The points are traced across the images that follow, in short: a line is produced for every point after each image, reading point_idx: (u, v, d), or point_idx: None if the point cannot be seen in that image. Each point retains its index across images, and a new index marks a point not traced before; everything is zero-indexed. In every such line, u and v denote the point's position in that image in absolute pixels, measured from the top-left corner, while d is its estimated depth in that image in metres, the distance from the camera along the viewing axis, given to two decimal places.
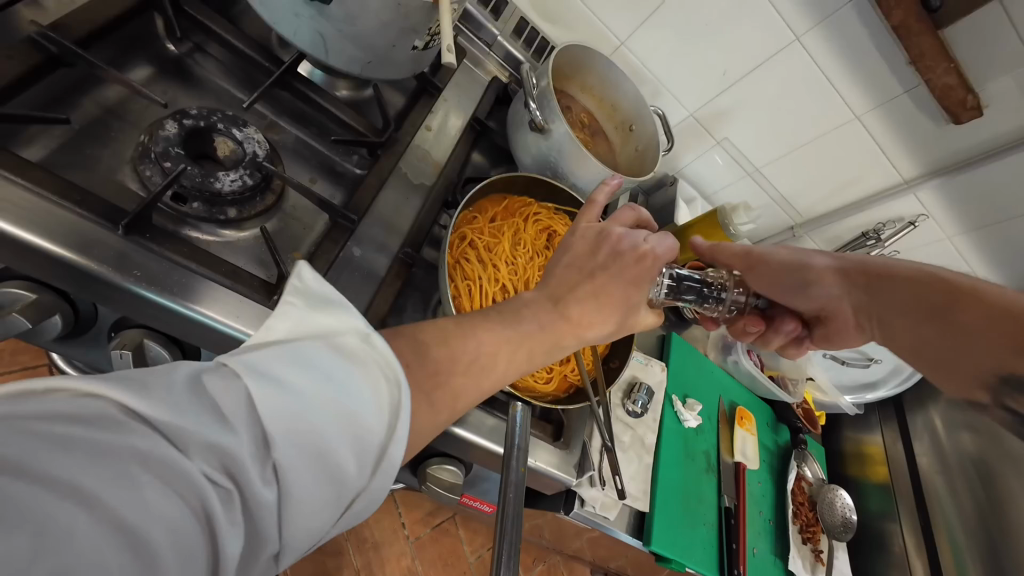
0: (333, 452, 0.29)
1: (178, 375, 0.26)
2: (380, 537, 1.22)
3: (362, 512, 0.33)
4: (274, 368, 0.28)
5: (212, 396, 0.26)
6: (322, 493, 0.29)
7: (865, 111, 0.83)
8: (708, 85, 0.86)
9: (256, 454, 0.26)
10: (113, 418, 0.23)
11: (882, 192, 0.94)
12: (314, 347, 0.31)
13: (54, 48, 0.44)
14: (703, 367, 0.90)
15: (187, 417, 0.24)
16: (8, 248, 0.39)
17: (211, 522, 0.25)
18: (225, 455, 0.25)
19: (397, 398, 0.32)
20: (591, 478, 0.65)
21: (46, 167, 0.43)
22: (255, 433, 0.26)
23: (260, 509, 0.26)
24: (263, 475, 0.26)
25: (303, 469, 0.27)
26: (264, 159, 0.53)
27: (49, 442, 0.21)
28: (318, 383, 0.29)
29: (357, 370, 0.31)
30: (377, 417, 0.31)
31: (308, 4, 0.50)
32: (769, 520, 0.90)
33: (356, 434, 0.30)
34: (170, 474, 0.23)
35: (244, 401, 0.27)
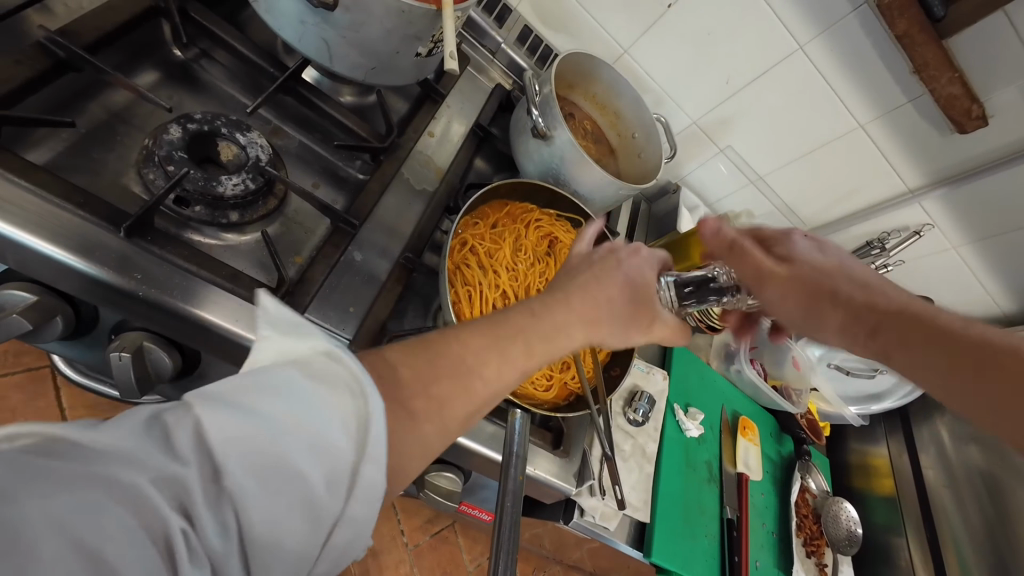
0: (297, 485, 0.26)
1: (139, 412, 0.25)
2: (378, 544, 1.22)
3: (351, 545, 0.30)
4: (235, 397, 0.27)
5: (167, 431, 0.25)
6: (292, 529, 0.26)
7: (869, 120, 0.83)
8: (711, 93, 0.86)
9: (211, 489, 0.25)
10: (67, 450, 0.23)
11: (887, 201, 0.94)
12: (281, 371, 0.29)
13: (62, 52, 0.45)
14: (705, 376, 0.89)
15: (140, 447, 0.24)
16: (11, 250, 0.39)
17: (170, 558, 0.24)
18: (177, 486, 0.24)
19: (370, 423, 0.29)
20: (591, 487, 0.64)
21: (50, 170, 0.44)
22: (209, 466, 0.25)
23: (223, 547, 0.25)
24: (223, 512, 0.25)
25: (265, 505, 0.26)
26: (267, 163, 0.53)
27: (18, 473, 0.21)
28: (281, 412, 0.27)
29: (325, 393, 0.29)
30: (346, 445, 0.28)
31: (314, 11, 0.50)
32: (773, 532, 0.88)
33: (325, 462, 0.28)
34: (131, 498, 0.23)
35: (195, 434, 0.25)
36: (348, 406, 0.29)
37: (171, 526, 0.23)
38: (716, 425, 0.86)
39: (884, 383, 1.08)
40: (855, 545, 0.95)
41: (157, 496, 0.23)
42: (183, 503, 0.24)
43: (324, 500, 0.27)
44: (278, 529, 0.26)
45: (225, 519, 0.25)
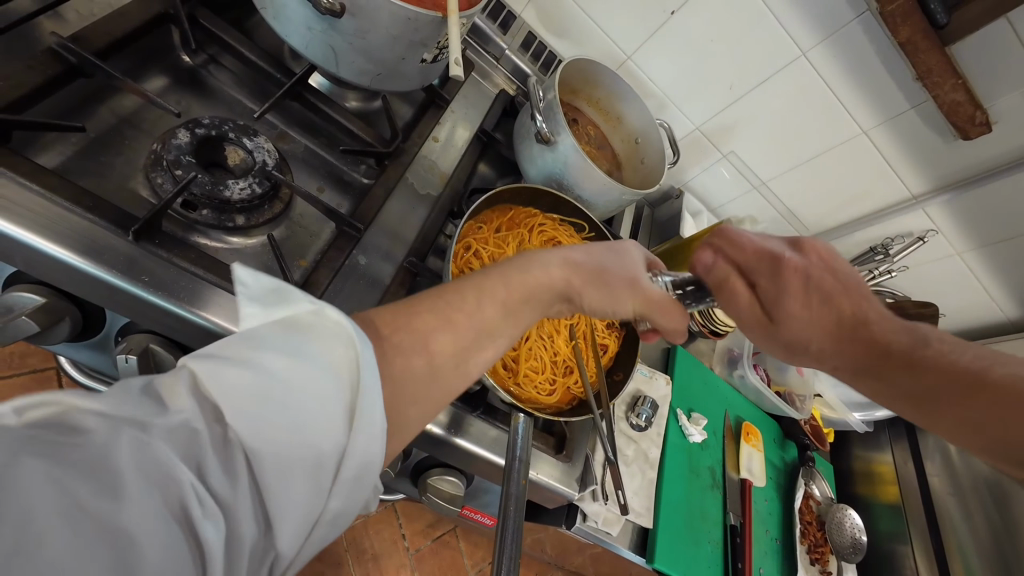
0: (308, 438, 0.26)
1: (131, 381, 0.24)
2: (379, 549, 1.21)
3: (355, 505, 0.30)
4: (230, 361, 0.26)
5: (161, 396, 0.24)
6: (304, 480, 0.26)
7: (872, 126, 0.83)
8: (714, 99, 0.86)
9: (218, 445, 0.24)
10: (71, 423, 0.21)
11: (891, 207, 0.94)
12: (278, 334, 0.28)
13: (72, 57, 0.45)
14: (708, 381, 0.89)
15: (133, 411, 0.23)
16: (21, 252, 0.40)
17: (185, 519, 0.23)
18: (188, 443, 0.23)
19: (363, 369, 0.29)
20: (593, 493, 0.64)
21: (61, 174, 0.44)
22: (215, 428, 0.24)
23: (234, 510, 0.24)
24: (232, 472, 0.24)
25: (276, 459, 0.25)
26: (273, 167, 0.54)
27: (23, 452, 0.19)
28: (284, 374, 0.27)
29: (325, 356, 0.28)
30: (343, 395, 0.28)
31: (321, 18, 0.51)
32: (776, 539, 0.88)
33: (330, 420, 0.27)
34: (144, 467, 0.22)
35: (196, 397, 0.24)
36: (340, 354, 0.29)
37: (185, 486, 0.23)
38: (720, 430, 0.86)
39: None
40: (859, 553, 0.95)
41: (170, 454, 0.22)
42: (191, 463, 0.23)
43: (332, 453, 0.27)
44: (291, 485, 0.26)
45: (235, 472, 0.24)
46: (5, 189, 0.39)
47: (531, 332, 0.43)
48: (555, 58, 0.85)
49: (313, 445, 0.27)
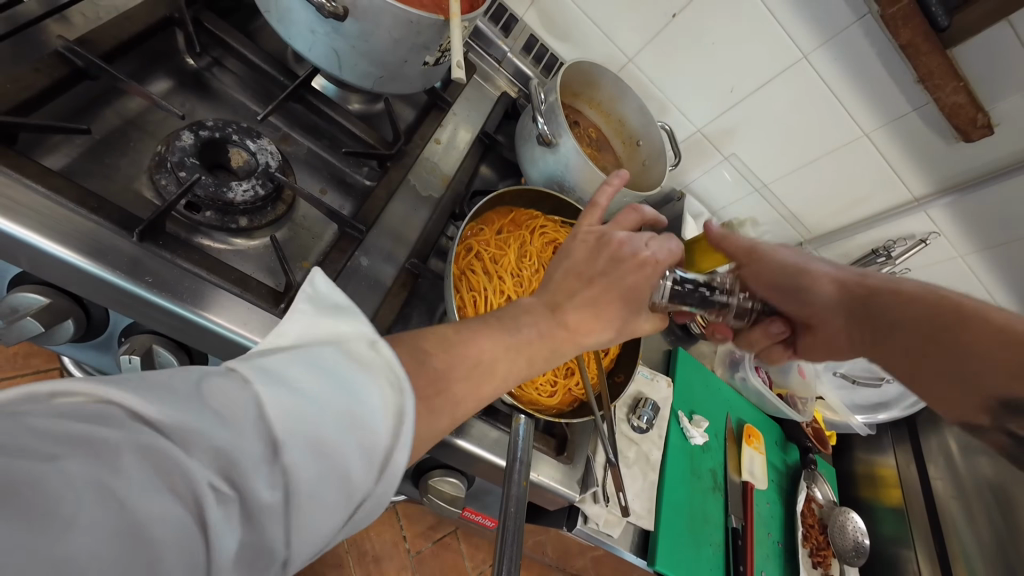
0: (337, 456, 0.27)
1: (189, 377, 0.25)
2: (380, 551, 1.21)
3: (365, 518, 0.31)
4: (281, 370, 0.28)
5: (216, 400, 0.25)
6: (327, 499, 0.27)
7: (873, 129, 0.83)
8: (715, 101, 0.87)
9: (262, 455, 0.25)
10: (119, 421, 0.22)
11: (892, 209, 0.94)
12: (327, 355, 0.30)
13: (78, 61, 0.46)
14: (709, 383, 0.88)
15: (194, 417, 0.23)
16: (26, 253, 0.40)
17: (207, 527, 0.23)
18: (227, 446, 0.24)
19: (405, 408, 0.31)
20: (594, 495, 0.64)
21: (66, 175, 0.45)
22: (264, 434, 0.25)
23: (263, 514, 0.25)
24: (271, 478, 0.25)
25: (312, 475, 0.26)
26: (276, 169, 0.54)
27: (66, 440, 0.20)
28: (329, 391, 0.28)
29: (367, 376, 0.30)
30: (385, 427, 0.30)
31: (324, 21, 0.51)
32: (778, 542, 0.87)
33: (365, 443, 0.29)
34: (175, 473, 0.22)
35: (255, 407, 0.26)
36: (387, 394, 0.31)
37: (212, 490, 0.23)
38: (721, 432, 0.86)
39: (891, 393, 1.07)
40: (862, 556, 0.94)
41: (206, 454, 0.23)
42: (229, 470, 0.24)
43: (361, 475, 0.28)
44: (318, 499, 0.27)
45: (275, 481, 0.25)
46: (11, 190, 0.39)
47: (532, 332, 0.44)
48: (556, 61, 0.85)
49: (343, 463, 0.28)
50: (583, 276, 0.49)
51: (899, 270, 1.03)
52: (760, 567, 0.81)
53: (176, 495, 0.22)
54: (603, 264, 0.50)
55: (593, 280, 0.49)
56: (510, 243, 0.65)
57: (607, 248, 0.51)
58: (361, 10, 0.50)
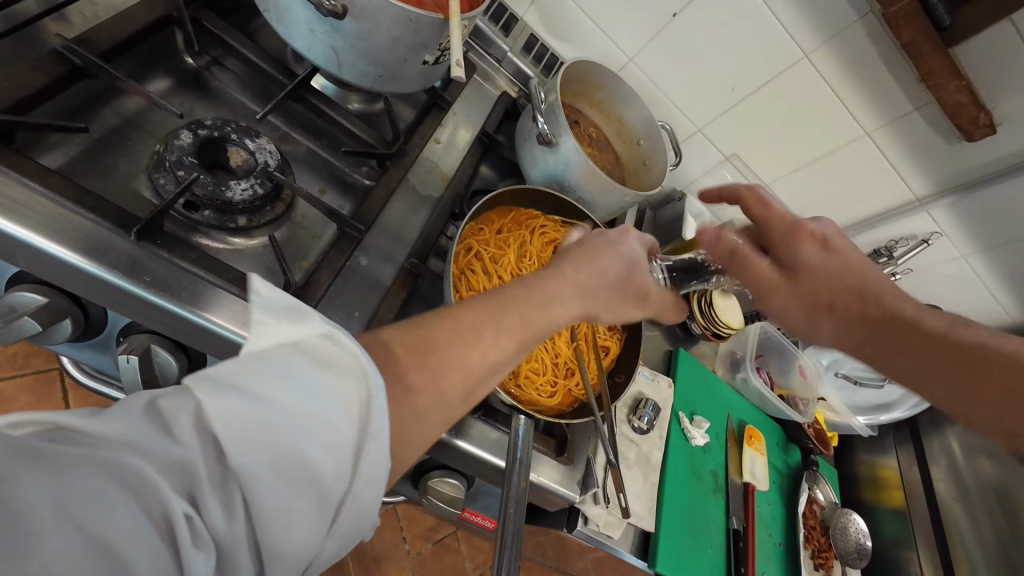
0: (304, 471, 0.26)
1: (136, 400, 0.24)
2: (380, 552, 1.21)
3: (357, 529, 0.29)
4: (233, 380, 0.26)
5: (167, 417, 0.24)
6: (298, 512, 0.26)
7: (874, 128, 0.83)
8: (716, 101, 0.86)
9: (219, 474, 0.24)
10: (71, 433, 0.23)
11: (894, 209, 0.93)
12: (284, 358, 0.27)
13: (76, 59, 0.46)
14: (710, 384, 0.88)
15: (140, 436, 0.23)
16: (24, 253, 0.40)
17: (172, 543, 0.23)
18: (180, 469, 0.23)
19: (372, 409, 0.28)
20: (594, 495, 0.64)
21: (64, 174, 0.44)
22: (213, 451, 0.24)
23: (228, 531, 0.24)
24: (229, 498, 0.24)
25: (273, 498, 0.25)
26: (275, 169, 0.54)
27: (20, 457, 0.21)
28: (287, 399, 0.26)
29: (329, 380, 0.28)
30: (349, 432, 0.27)
31: (323, 20, 0.51)
32: (780, 544, 0.87)
33: (331, 452, 0.27)
34: (135, 484, 0.22)
35: (198, 423, 0.24)
36: (352, 389, 0.28)
37: (174, 510, 0.23)
38: (722, 434, 0.85)
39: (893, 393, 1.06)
40: (864, 558, 0.94)
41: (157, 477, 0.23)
42: (188, 489, 0.24)
43: (332, 490, 0.27)
44: (284, 520, 0.25)
45: (232, 507, 0.24)
46: (9, 189, 0.39)
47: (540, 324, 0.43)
48: (557, 61, 0.85)
49: (309, 473, 0.26)
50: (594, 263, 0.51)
51: (901, 270, 1.02)
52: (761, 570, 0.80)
53: (138, 509, 0.22)
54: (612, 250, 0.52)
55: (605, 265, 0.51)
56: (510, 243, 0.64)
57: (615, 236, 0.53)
58: (359, 8, 0.50)
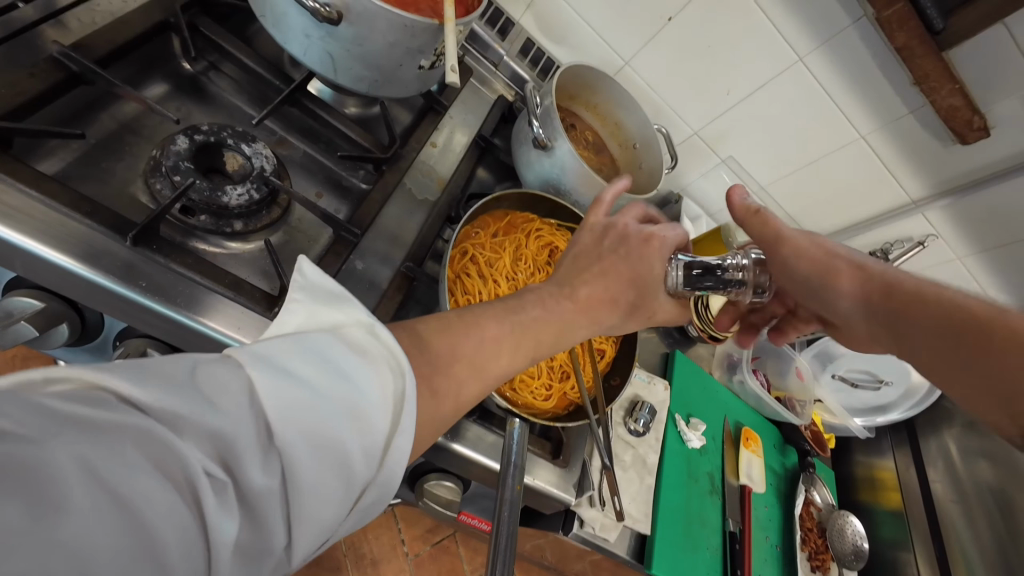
0: (335, 444, 0.28)
1: (182, 365, 0.26)
2: (378, 554, 1.21)
3: (370, 509, 0.32)
4: (279, 360, 0.29)
5: (209, 384, 0.25)
6: (325, 484, 0.28)
7: (870, 131, 0.83)
8: (712, 104, 0.87)
9: (257, 442, 0.26)
10: (103, 396, 0.23)
11: (890, 211, 0.94)
12: (322, 341, 0.31)
13: (73, 66, 0.46)
14: (707, 387, 0.88)
15: (181, 402, 0.24)
16: (22, 259, 0.40)
17: (200, 507, 0.23)
18: (218, 437, 0.24)
19: (403, 399, 0.32)
20: (590, 498, 0.64)
21: (61, 180, 0.45)
22: (258, 419, 0.26)
23: (258, 496, 0.26)
24: (267, 463, 0.26)
25: (307, 468, 0.27)
26: (271, 173, 0.54)
27: (59, 421, 0.21)
28: (327, 376, 0.29)
29: (364, 363, 0.31)
30: (381, 416, 0.30)
31: (319, 26, 0.52)
32: (777, 546, 0.87)
33: (363, 430, 0.30)
34: (170, 454, 0.23)
35: (247, 390, 0.26)
36: (386, 379, 0.32)
37: (206, 476, 0.24)
38: (719, 435, 0.85)
39: (890, 395, 1.07)
40: (861, 560, 0.93)
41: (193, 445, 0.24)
42: (224, 455, 0.25)
43: (359, 464, 0.29)
44: (313, 485, 0.27)
45: (269, 468, 0.26)
46: (5, 195, 0.39)
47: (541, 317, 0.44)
48: (553, 63, 0.85)
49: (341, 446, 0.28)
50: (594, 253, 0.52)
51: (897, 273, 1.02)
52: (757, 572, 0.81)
53: (168, 478, 0.23)
54: (609, 244, 0.53)
55: (602, 256, 0.52)
56: (506, 246, 0.64)
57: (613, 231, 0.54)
58: (355, 14, 0.50)
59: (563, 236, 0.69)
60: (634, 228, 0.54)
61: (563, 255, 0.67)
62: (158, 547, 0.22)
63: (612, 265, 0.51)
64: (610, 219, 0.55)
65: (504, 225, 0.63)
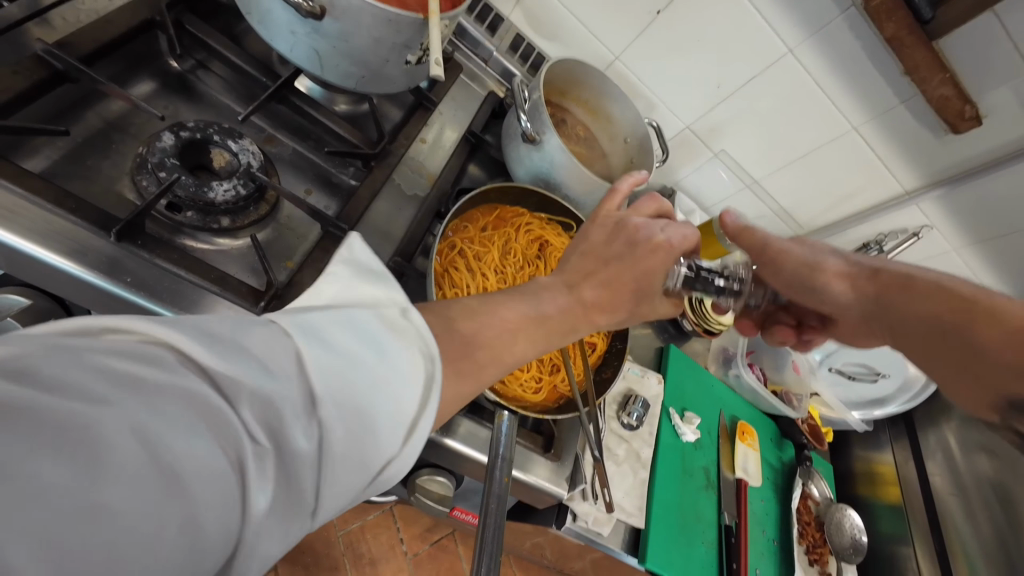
0: (367, 415, 0.30)
1: (228, 330, 0.27)
2: (376, 553, 1.21)
3: (389, 481, 0.33)
4: (320, 328, 0.31)
5: (260, 352, 0.27)
6: (355, 452, 0.29)
7: (861, 122, 0.83)
8: (703, 97, 0.86)
9: (301, 406, 0.28)
10: (165, 362, 0.24)
11: (883, 203, 0.93)
12: (359, 317, 0.33)
13: (59, 65, 0.46)
14: (702, 381, 0.88)
15: (240, 367, 0.26)
16: (7, 256, 0.40)
17: (246, 475, 0.25)
18: (270, 406, 0.26)
19: (430, 370, 0.34)
20: (583, 492, 0.64)
21: (47, 178, 0.45)
22: (304, 385, 0.28)
23: (295, 461, 0.27)
24: (306, 429, 0.28)
25: (339, 427, 0.28)
26: (258, 170, 0.54)
27: (122, 382, 0.22)
28: (365, 351, 0.31)
29: (397, 339, 0.33)
30: (406, 383, 0.32)
31: (304, 21, 0.52)
32: (774, 540, 0.87)
33: (392, 402, 0.31)
34: (223, 421, 0.25)
35: (295, 358, 0.28)
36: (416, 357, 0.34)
37: (255, 442, 0.25)
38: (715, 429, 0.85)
39: (887, 388, 1.06)
40: (860, 554, 0.93)
41: (250, 416, 0.25)
42: (270, 422, 0.26)
43: (386, 433, 0.31)
44: (342, 454, 0.29)
45: (305, 431, 0.27)
46: None
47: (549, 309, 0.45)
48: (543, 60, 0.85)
49: (372, 414, 0.30)
50: (598, 258, 0.49)
51: None
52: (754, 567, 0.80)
53: (221, 444, 0.24)
54: (617, 249, 0.50)
55: (609, 262, 0.49)
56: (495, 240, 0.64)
57: (624, 233, 0.51)
58: (339, 9, 0.50)
59: (553, 232, 0.69)
60: (645, 231, 0.50)
61: (553, 249, 0.67)
62: (199, 509, 0.23)
63: (620, 271, 0.49)
64: (623, 215, 0.52)
65: (495, 220, 0.63)
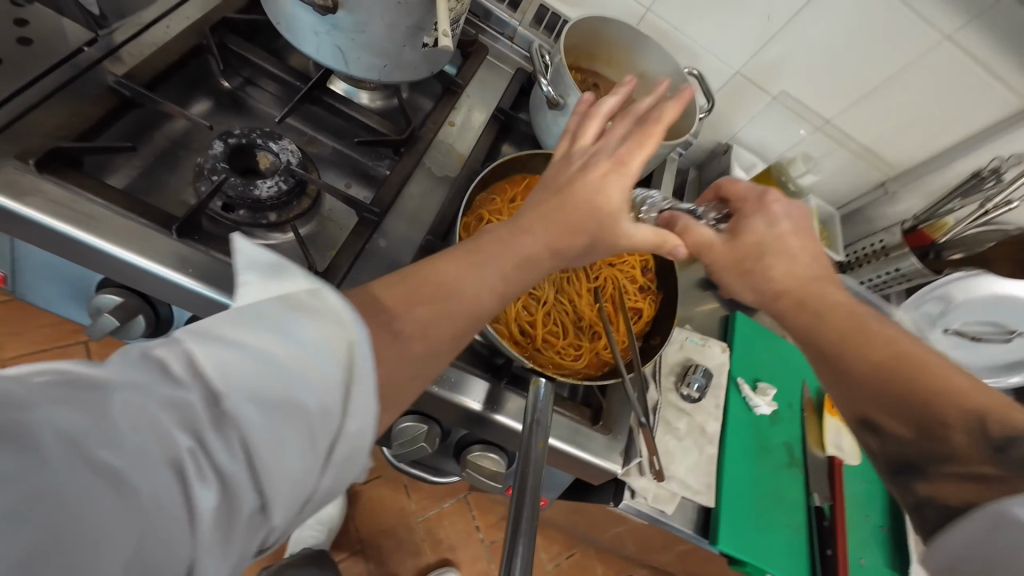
0: (298, 410, 0.26)
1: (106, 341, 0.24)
2: (455, 539, 1.24)
3: (351, 476, 0.29)
4: (209, 326, 0.26)
5: (145, 365, 0.24)
6: (296, 450, 0.26)
7: (957, 29, 0.69)
8: (753, 35, 0.77)
9: (205, 418, 0.24)
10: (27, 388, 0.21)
11: (995, 124, 0.77)
12: (254, 307, 0.28)
13: (128, 93, 0.53)
14: (777, 350, 0.79)
15: (122, 380, 0.23)
16: (96, 259, 0.47)
17: (166, 491, 0.22)
18: (171, 416, 0.23)
19: (358, 349, 0.28)
20: (640, 467, 0.60)
21: (127, 191, 0.52)
22: (198, 388, 0.24)
23: (223, 472, 0.24)
24: (226, 442, 0.24)
25: (262, 426, 0.25)
26: (297, 166, 0.58)
27: None
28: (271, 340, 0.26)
29: (308, 319, 0.28)
30: (336, 368, 0.27)
31: (323, 19, 0.55)
32: (882, 527, 0.75)
33: (323, 391, 0.27)
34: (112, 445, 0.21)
35: (182, 362, 0.24)
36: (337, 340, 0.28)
37: (167, 460, 0.22)
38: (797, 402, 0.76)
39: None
40: None
41: (151, 426, 0.22)
42: (182, 430, 0.23)
43: (324, 428, 0.27)
44: (282, 454, 0.25)
45: (231, 443, 0.24)
46: (78, 203, 0.47)
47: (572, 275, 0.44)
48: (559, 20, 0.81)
49: (303, 407, 0.26)
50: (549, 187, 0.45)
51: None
52: (857, 557, 0.70)
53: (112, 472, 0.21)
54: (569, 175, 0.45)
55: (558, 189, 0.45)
56: None
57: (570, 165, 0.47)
58: (350, 1, 0.52)
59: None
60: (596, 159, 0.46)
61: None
62: (89, 548, 0.20)
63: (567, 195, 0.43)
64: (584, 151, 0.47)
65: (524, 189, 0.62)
